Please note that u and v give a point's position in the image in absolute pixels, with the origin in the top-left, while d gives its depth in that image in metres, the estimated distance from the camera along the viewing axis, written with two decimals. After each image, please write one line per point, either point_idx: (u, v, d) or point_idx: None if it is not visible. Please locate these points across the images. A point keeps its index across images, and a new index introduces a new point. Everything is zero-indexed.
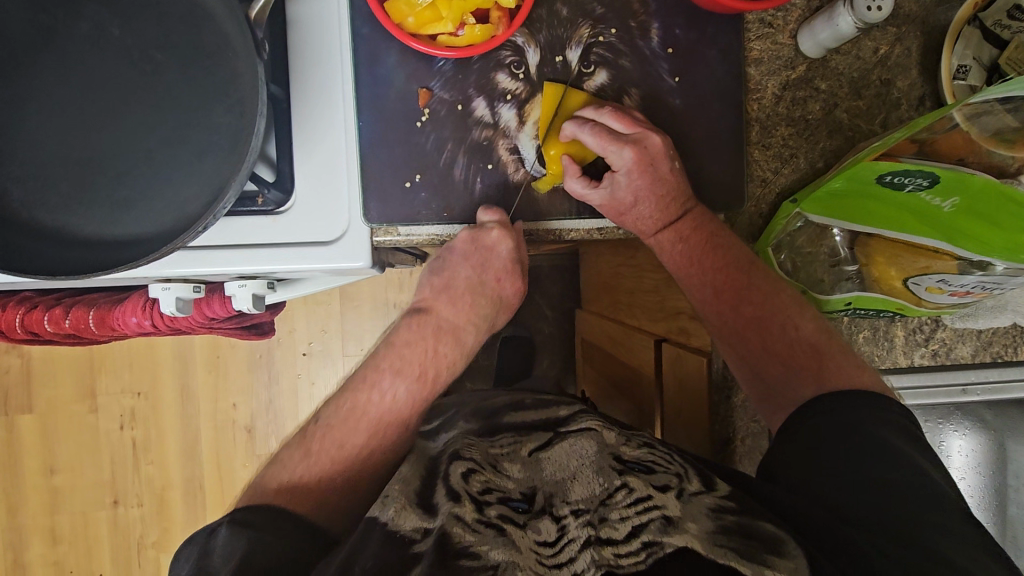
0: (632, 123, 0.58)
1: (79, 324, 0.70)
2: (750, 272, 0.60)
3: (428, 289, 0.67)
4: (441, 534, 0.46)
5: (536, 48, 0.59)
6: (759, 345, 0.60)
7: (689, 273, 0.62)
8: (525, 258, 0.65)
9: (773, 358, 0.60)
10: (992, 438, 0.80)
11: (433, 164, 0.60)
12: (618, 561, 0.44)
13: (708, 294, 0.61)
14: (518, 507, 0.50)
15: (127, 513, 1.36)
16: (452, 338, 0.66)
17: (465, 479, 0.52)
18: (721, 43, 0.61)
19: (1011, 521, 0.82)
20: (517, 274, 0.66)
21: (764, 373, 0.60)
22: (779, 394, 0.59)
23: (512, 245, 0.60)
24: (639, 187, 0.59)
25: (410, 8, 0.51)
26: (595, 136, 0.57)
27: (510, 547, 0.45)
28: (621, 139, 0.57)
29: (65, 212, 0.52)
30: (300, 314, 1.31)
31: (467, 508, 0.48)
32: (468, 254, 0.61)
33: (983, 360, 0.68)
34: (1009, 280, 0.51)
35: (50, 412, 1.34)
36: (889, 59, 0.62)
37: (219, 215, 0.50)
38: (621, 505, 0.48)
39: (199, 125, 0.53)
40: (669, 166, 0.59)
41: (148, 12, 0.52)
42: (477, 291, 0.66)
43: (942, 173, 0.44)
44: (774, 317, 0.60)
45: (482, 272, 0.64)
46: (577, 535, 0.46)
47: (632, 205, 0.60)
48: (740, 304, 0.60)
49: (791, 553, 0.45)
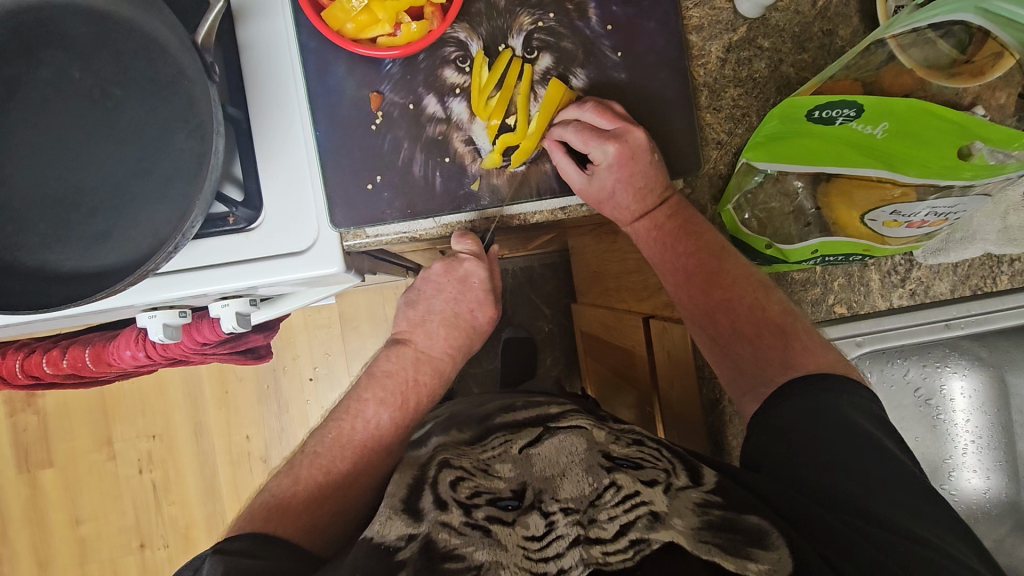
0: (616, 118, 0.60)
1: (76, 362, 0.73)
2: (721, 256, 0.63)
3: (406, 323, 0.72)
4: (426, 539, 0.48)
5: (478, 41, 0.61)
6: (729, 326, 0.62)
7: (663, 258, 0.64)
8: (497, 282, 0.73)
9: (740, 337, 0.61)
10: (991, 374, 0.80)
11: (393, 164, 0.62)
12: (606, 559, 0.44)
13: (681, 278, 0.64)
14: (508, 505, 0.51)
15: (154, 555, 1.37)
16: (431, 366, 0.71)
17: (454, 487, 0.54)
18: (659, 14, 0.62)
19: (1021, 456, 0.81)
20: (488, 303, 0.72)
21: (733, 352, 0.61)
22: (746, 372, 0.60)
23: (483, 277, 0.69)
24: (619, 179, 0.61)
25: (346, 14, 0.53)
26: (578, 136, 0.60)
27: (496, 547, 0.47)
28: (604, 136, 0.60)
29: (43, 250, 0.54)
30: (302, 340, 1.33)
31: (453, 514, 0.50)
32: (444, 286, 0.70)
33: (963, 295, 0.68)
34: (961, 204, 0.52)
35: (70, 463, 1.37)
36: (827, 11, 0.63)
37: (188, 235, 0.52)
38: (610, 504, 0.48)
39: (165, 153, 0.55)
40: (650, 159, 0.61)
41: (105, 50, 0.54)
42: (452, 323, 0.71)
43: (867, 102, 0.45)
44: (742, 300, 0.62)
45: (457, 304, 0.71)
46: (565, 533, 0.46)
47: (611, 195, 0.63)
48: (711, 288, 0.62)
49: (775, 544, 0.45)
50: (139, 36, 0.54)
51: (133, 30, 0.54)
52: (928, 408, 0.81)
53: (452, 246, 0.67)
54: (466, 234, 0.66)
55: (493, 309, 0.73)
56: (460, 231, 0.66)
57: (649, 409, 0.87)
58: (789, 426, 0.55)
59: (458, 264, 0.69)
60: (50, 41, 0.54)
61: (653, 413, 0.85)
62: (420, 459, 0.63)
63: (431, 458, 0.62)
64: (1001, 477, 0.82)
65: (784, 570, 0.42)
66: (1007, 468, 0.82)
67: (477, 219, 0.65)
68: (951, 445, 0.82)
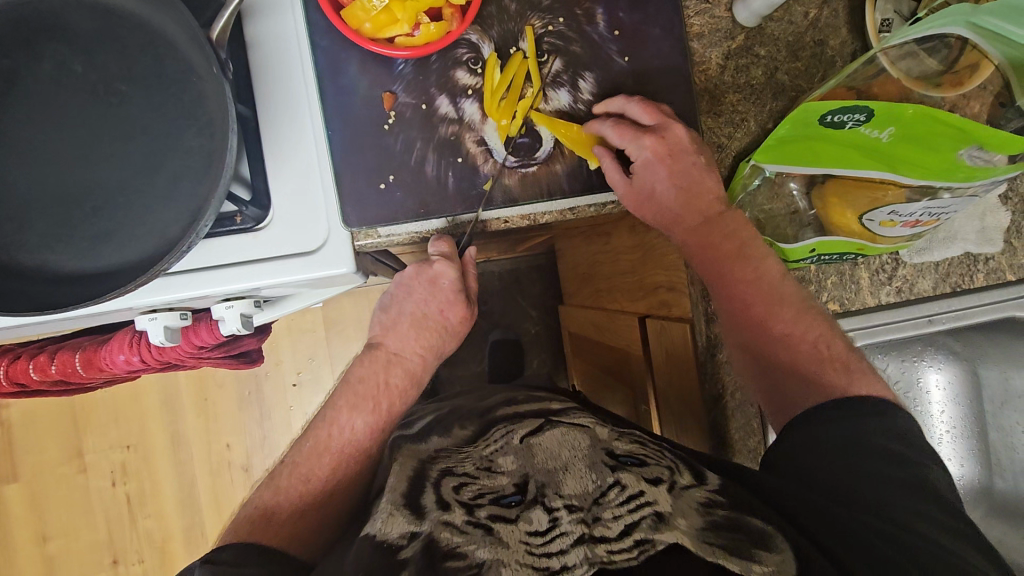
0: (658, 115, 0.62)
1: (65, 368, 0.70)
2: (777, 281, 0.63)
3: (377, 326, 0.69)
4: (428, 539, 0.48)
5: (490, 44, 0.62)
6: (782, 352, 0.63)
7: (721, 279, 0.63)
8: (472, 284, 0.69)
9: (793, 365, 0.63)
10: (965, 367, 0.84)
11: (405, 164, 0.62)
12: (610, 557, 0.44)
13: (739, 302, 0.63)
14: (511, 502, 0.51)
15: (128, 571, 1.32)
16: (402, 368, 0.68)
17: (456, 490, 0.54)
18: (663, 21, 0.64)
19: (992, 444, 0.86)
20: (459, 304, 0.68)
21: (783, 378, 0.63)
22: (792, 399, 0.62)
23: (453, 278, 0.65)
24: (660, 176, 0.61)
25: (365, 13, 0.54)
26: (615, 128, 0.61)
27: (497, 545, 0.47)
28: (644, 130, 0.61)
29: (45, 250, 0.52)
30: (286, 344, 1.31)
31: (456, 513, 0.51)
32: (413, 289, 0.67)
33: (944, 291, 0.72)
34: (953, 205, 0.56)
35: (37, 477, 1.30)
36: (819, 21, 0.66)
37: (201, 235, 0.51)
38: (614, 503, 0.49)
39: (174, 151, 0.54)
40: (692, 159, 0.62)
41: (110, 44, 0.53)
42: (421, 324, 0.68)
43: (876, 107, 0.47)
44: (795, 328, 0.63)
45: (427, 304, 0.68)
46: (569, 530, 0.47)
47: (652, 196, 0.63)
48: (767, 315, 0.63)
49: (778, 547, 0.46)
50: (145, 30, 0.53)
51: (140, 25, 0.53)
52: (908, 400, 0.85)
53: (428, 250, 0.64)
54: (444, 236, 0.64)
55: (467, 310, 0.70)
56: (438, 233, 0.64)
57: (644, 407, 0.89)
58: None
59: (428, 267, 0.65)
60: (52, 34, 0.52)
61: (649, 410, 0.87)
62: (420, 453, 0.63)
63: (431, 457, 0.62)
64: (974, 464, 0.87)
65: (787, 571, 0.44)
66: (979, 455, 0.87)
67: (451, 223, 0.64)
68: (928, 434, 0.86)
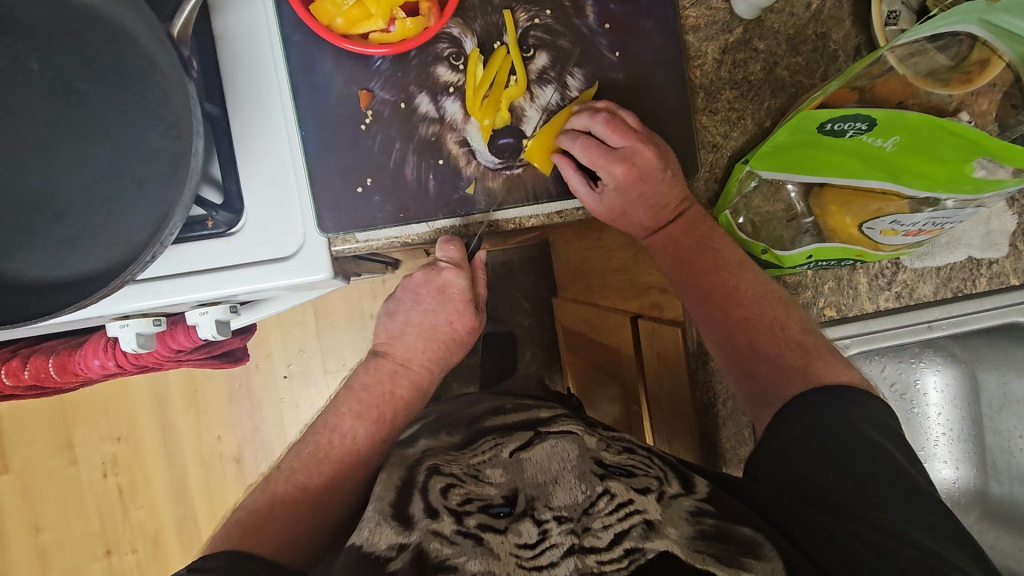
0: (627, 136, 0.58)
1: (39, 373, 0.67)
2: (740, 272, 0.62)
3: (384, 334, 0.70)
4: (418, 550, 0.46)
5: (472, 38, 0.59)
6: (750, 344, 0.60)
7: (679, 274, 0.63)
8: (480, 291, 0.70)
9: (763, 357, 0.60)
10: (964, 370, 0.83)
11: (384, 166, 0.59)
12: (601, 568, 0.42)
13: (698, 294, 0.62)
14: (500, 513, 0.50)
15: (121, 561, 1.32)
16: (408, 378, 0.69)
17: (444, 494, 0.52)
18: (656, 14, 0.61)
19: (989, 447, 0.84)
20: (468, 314, 0.69)
21: (755, 371, 0.60)
22: (768, 393, 0.59)
23: (461, 287, 0.65)
24: (626, 195, 0.60)
25: (336, 7, 0.51)
26: (584, 152, 0.58)
27: (487, 556, 0.45)
28: (614, 155, 0.58)
29: (3, 258, 0.50)
30: (276, 337, 1.29)
31: (445, 522, 0.48)
32: (421, 297, 0.68)
33: (945, 296, 0.70)
34: (958, 214, 0.53)
35: (27, 469, 1.30)
36: (822, 13, 0.62)
37: (166, 242, 0.49)
38: (604, 512, 0.47)
39: (137, 153, 0.51)
40: (661, 176, 0.60)
41: (68, 39, 0.50)
42: (429, 335, 0.68)
43: (880, 116, 0.45)
44: (763, 318, 0.61)
45: (435, 315, 0.68)
46: (559, 542, 0.45)
47: (623, 214, 0.62)
48: (730, 306, 0.61)
49: (767, 555, 0.45)
50: (105, 24, 0.50)
51: (98, 18, 0.50)
52: (905, 403, 0.83)
53: (435, 253, 0.63)
54: (450, 241, 0.62)
55: (475, 320, 0.70)
56: (445, 236, 0.62)
57: (636, 408, 0.87)
58: (791, 436, 0.55)
59: (437, 274, 0.66)
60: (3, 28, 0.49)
61: (640, 412, 0.85)
62: (404, 460, 0.61)
63: (419, 460, 0.60)
64: (970, 467, 0.85)
65: None
66: (976, 458, 0.85)
67: (459, 227, 0.62)
68: (925, 437, 0.85)
